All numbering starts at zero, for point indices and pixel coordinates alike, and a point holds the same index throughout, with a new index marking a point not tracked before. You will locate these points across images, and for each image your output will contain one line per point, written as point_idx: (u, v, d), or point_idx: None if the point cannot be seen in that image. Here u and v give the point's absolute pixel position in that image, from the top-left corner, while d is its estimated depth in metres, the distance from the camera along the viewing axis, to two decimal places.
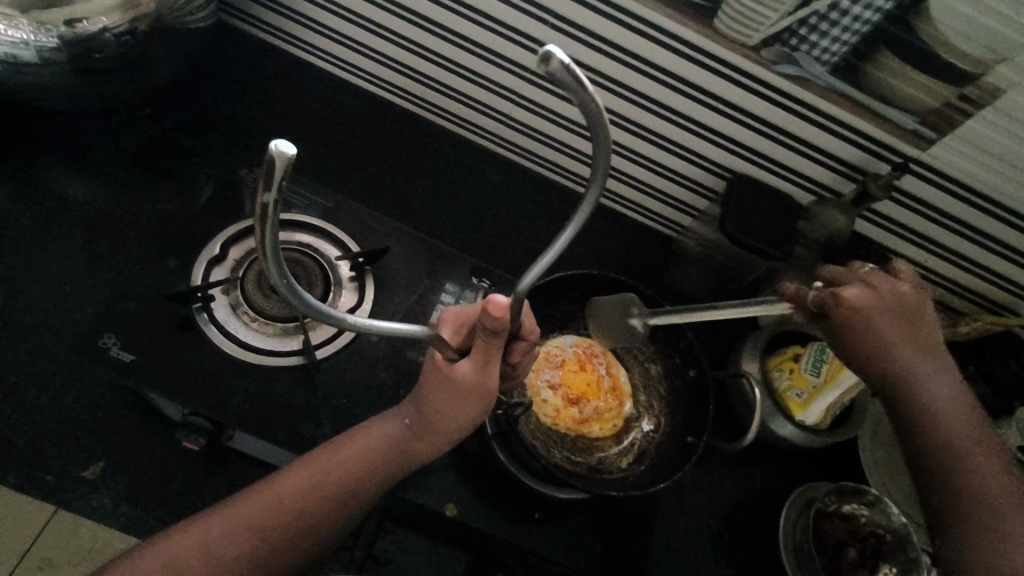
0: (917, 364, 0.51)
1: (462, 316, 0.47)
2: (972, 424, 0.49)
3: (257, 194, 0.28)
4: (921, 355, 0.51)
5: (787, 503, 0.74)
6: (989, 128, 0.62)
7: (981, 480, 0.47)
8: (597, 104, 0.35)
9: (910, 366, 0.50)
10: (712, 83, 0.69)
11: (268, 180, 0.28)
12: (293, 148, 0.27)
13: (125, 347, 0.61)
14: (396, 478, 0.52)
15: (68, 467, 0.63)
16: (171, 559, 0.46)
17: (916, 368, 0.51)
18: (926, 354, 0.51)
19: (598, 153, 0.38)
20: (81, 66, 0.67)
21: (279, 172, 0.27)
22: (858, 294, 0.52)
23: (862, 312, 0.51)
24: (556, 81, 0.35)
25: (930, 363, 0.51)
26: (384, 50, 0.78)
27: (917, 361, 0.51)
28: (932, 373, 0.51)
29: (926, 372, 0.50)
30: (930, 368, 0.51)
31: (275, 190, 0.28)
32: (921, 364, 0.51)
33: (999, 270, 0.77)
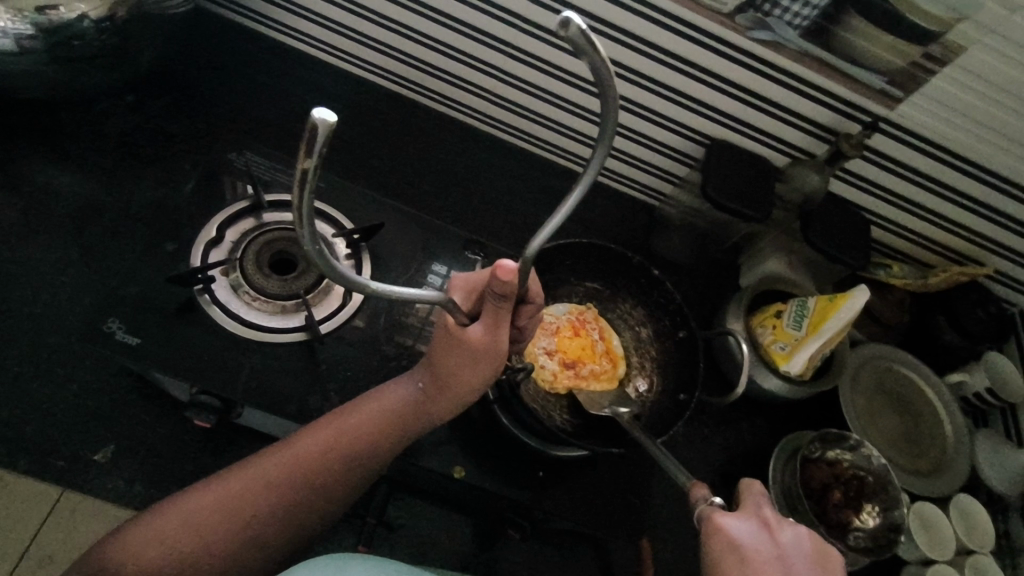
0: (727, 522, 0.46)
1: (471, 283, 0.50)
2: None
3: (298, 160, 0.30)
4: (773, 531, 0.47)
5: (776, 451, 0.77)
6: (953, 85, 0.65)
7: None
8: (609, 67, 0.37)
9: (735, 548, 0.45)
10: (690, 51, 0.71)
11: (309, 148, 0.29)
12: (332, 116, 0.29)
13: (130, 331, 0.61)
14: (407, 441, 0.54)
15: (79, 453, 0.66)
16: (186, 522, 0.47)
17: (741, 546, 0.45)
18: (782, 543, 0.46)
19: (608, 122, 0.40)
20: (59, 54, 0.66)
21: (320, 140, 0.29)
22: (723, 516, 0.47)
23: (716, 529, 0.46)
24: (571, 45, 0.36)
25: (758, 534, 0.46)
26: (366, 31, 0.78)
27: (745, 537, 0.46)
28: (763, 549, 0.45)
29: (757, 561, 0.44)
30: (779, 547, 0.46)
31: (316, 157, 0.30)
32: (741, 532, 0.46)
33: (964, 222, 0.81)
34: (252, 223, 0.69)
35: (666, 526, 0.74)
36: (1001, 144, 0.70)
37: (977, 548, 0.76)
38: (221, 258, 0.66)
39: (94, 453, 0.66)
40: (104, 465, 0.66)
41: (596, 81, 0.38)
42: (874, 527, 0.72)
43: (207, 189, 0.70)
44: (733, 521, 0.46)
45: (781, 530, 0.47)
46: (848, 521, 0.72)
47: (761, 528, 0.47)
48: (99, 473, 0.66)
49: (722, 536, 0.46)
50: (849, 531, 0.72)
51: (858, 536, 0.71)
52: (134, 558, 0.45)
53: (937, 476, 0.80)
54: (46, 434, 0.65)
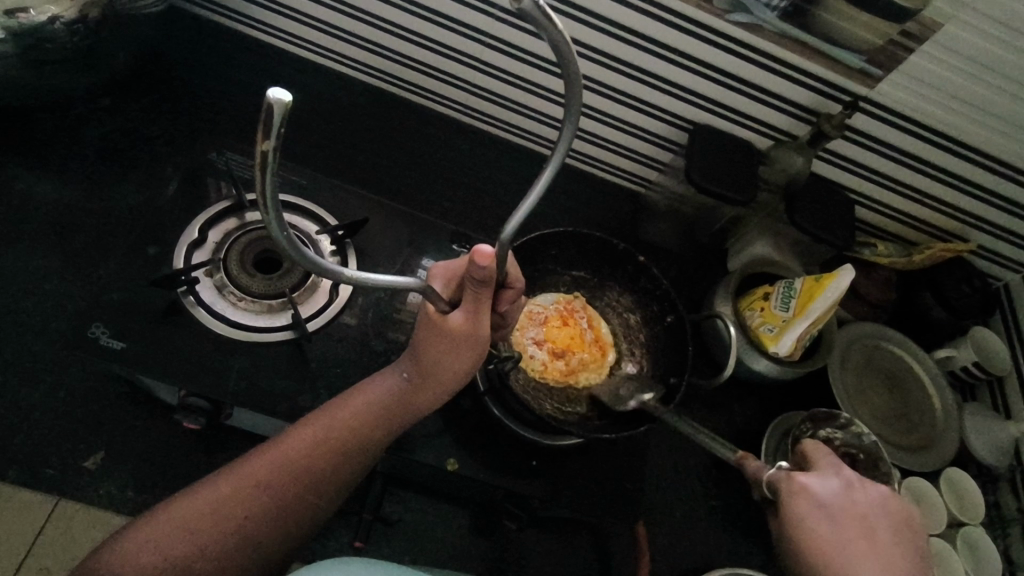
0: (811, 482, 0.51)
1: (451, 270, 0.50)
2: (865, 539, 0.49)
3: (256, 142, 0.29)
4: (857, 485, 0.52)
5: (768, 431, 0.79)
6: (931, 63, 0.66)
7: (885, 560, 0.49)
8: (567, 42, 0.36)
9: (819, 505, 0.50)
10: (669, 36, 0.71)
11: (266, 129, 0.29)
12: (287, 95, 0.28)
13: (115, 336, 0.60)
14: (397, 431, 0.54)
15: (67, 461, 0.65)
16: (176, 525, 0.46)
17: (826, 505, 0.50)
18: (866, 497, 0.52)
19: (572, 102, 0.40)
20: (31, 58, 0.65)
21: (277, 122, 0.29)
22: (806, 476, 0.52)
23: (799, 488, 0.51)
24: (524, 16, 0.36)
25: (841, 491, 0.51)
26: (345, 26, 0.77)
27: (827, 493, 0.51)
28: (848, 507, 0.51)
29: (840, 516, 0.50)
30: (864, 503, 0.51)
31: (274, 138, 0.29)
32: (825, 490, 0.51)
33: (945, 198, 0.82)
34: (235, 223, 0.69)
35: (663, 511, 0.75)
36: (979, 119, 0.71)
37: (969, 519, 0.77)
38: (205, 259, 0.65)
39: (84, 460, 0.65)
40: (94, 472, 0.65)
41: (559, 59, 0.38)
42: None
43: (188, 191, 0.69)
44: (817, 480, 0.51)
45: (864, 487, 0.52)
46: None
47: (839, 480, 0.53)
48: (90, 480, 0.65)
49: (806, 496, 0.51)
50: None
51: None
52: (123, 562, 0.44)
53: (929, 450, 0.81)
54: (34, 443, 0.65)
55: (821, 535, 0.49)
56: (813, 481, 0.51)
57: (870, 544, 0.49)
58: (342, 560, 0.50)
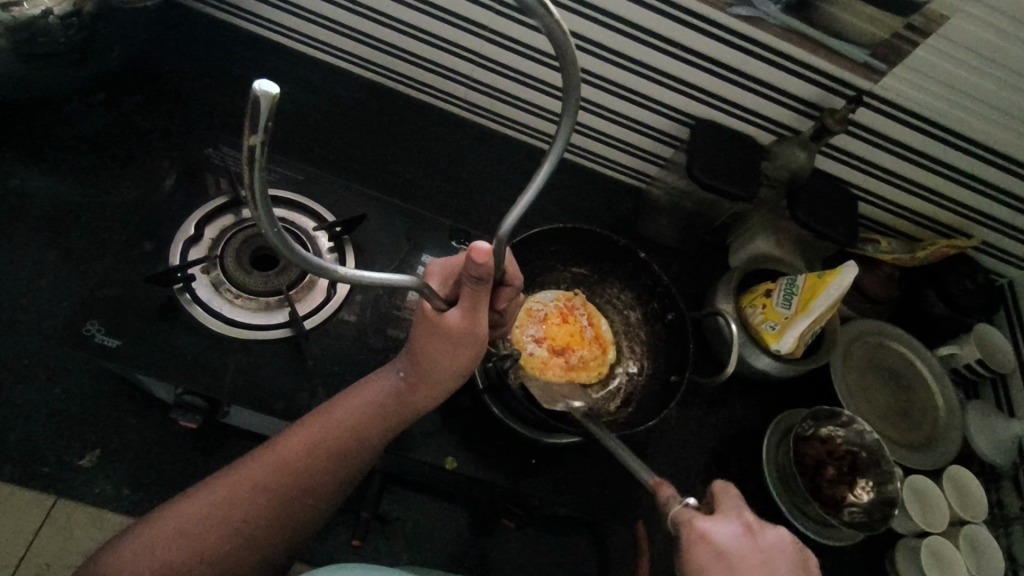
0: (711, 528, 0.47)
1: (448, 269, 0.50)
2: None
3: (244, 137, 0.29)
4: (753, 531, 0.48)
5: (768, 431, 0.77)
6: (936, 56, 0.65)
7: None
8: (565, 34, 0.36)
9: (716, 550, 0.46)
10: (670, 30, 0.70)
11: (253, 124, 0.28)
12: (275, 88, 0.28)
13: (110, 333, 0.60)
14: (396, 431, 0.53)
15: (63, 459, 0.64)
16: (177, 530, 0.46)
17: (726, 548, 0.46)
18: (765, 546, 0.48)
19: (569, 97, 0.39)
20: (24, 52, 0.64)
21: (264, 116, 0.28)
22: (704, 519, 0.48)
23: (699, 532, 0.47)
24: (522, 9, 0.35)
25: (743, 536, 0.48)
26: (342, 20, 0.77)
27: (728, 540, 0.47)
28: (751, 554, 0.47)
29: (743, 563, 0.46)
30: (762, 547, 0.47)
31: (261, 133, 0.28)
32: (727, 536, 0.47)
33: (950, 194, 0.81)
34: (231, 220, 0.68)
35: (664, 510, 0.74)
36: (984, 114, 0.70)
37: (969, 518, 0.77)
38: (201, 256, 0.65)
39: (80, 458, 0.65)
40: (90, 470, 0.65)
41: (557, 53, 0.37)
42: (868, 502, 0.73)
43: (184, 187, 0.69)
44: (715, 523, 0.48)
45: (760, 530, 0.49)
46: (842, 496, 0.73)
47: (744, 534, 0.48)
48: (86, 479, 0.65)
49: (705, 542, 0.47)
50: (843, 506, 0.73)
51: (852, 511, 0.72)
52: (121, 566, 0.44)
53: (930, 449, 0.81)
54: (29, 441, 0.64)
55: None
56: (714, 525, 0.47)
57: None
58: (347, 564, 0.50)
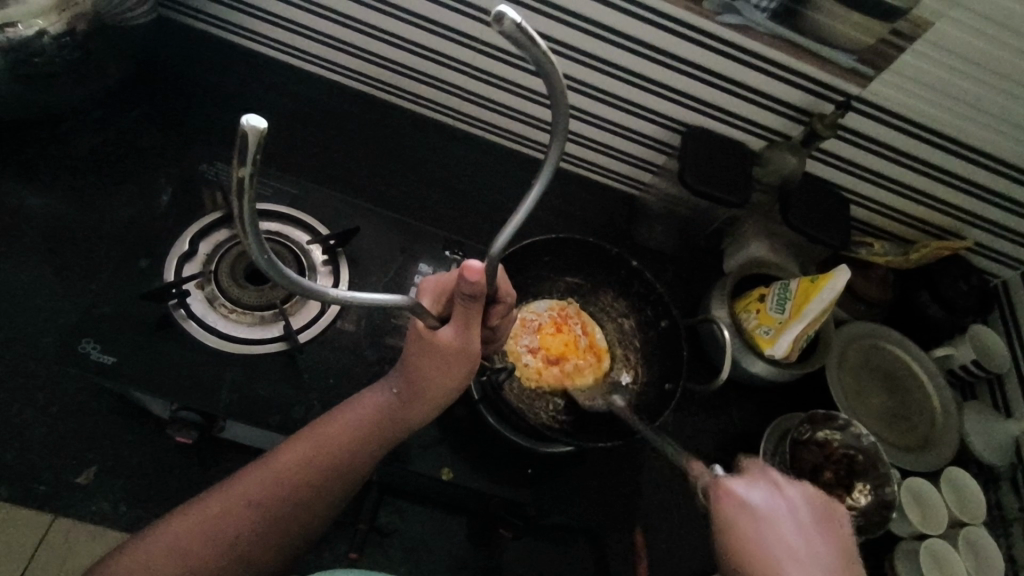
0: (735, 489, 0.47)
1: (440, 285, 0.51)
2: (791, 519, 0.46)
3: (232, 168, 0.29)
4: (783, 489, 0.48)
5: (766, 436, 0.78)
6: (923, 61, 0.65)
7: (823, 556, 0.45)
8: (550, 61, 0.37)
9: (744, 514, 0.46)
10: (659, 39, 0.71)
11: (242, 155, 0.29)
12: (263, 122, 0.28)
13: (105, 351, 0.60)
14: (387, 447, 0.54)
15: (61, 476, 0.65)
16: (169, 547, 0.46)
17: (758, 509, 0.46)
18: (792, 504, 0.47)
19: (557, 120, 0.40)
20: (18, 72, 0.65)
21: (251, 147, 0.28)
22: (733, 480, 0.48)
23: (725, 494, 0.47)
24: (507, 40, 0.35)
25: (774, 497, 0.47)
26: (333, 33, 0.77)
27: (759, 503, 0.46)
28: (783, 516, 0.46)
29: (770, 521, 0.45)
30: (791, 503, 0.47)
31: (249, 164, 0.29)
32: (761, 500, 0.47)
33: (941, 196, 0.81)
34: (226, 235, 0.69)
35: (662, 517, 0.74)
36: (973, 116, 0.70)
37: (969, 519, 0.77)
38: (195, 272, 0.65)
39: (76, 476, 0.65)
40: (87, 488, 0.65)
41: (543, 78, 0.38)
42: (866, 505, 0.72)
43: (180, 202, 0.69)
44: (745, 486, 0.47)
45: (787, 486, 0.48)
46: (841, 500, 0.73)
47: (774, 492, 0.47)
48: (82, 496, 0.65)
49: (732, 502, 0.46)
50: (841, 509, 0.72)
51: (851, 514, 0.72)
52: None
53: (928, 451, 0.81)
54: (25, 459, 0.64)
55: (751, 539, 0.45)
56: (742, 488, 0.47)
57: (798, 536, 0.45)
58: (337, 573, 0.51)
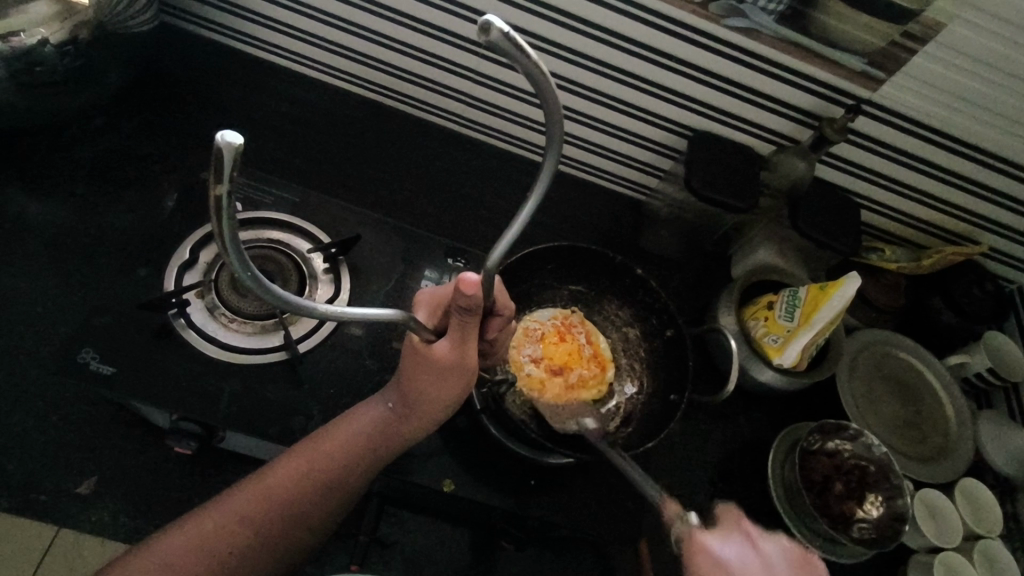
0: (709, 544, 0.46)
1: (435, 299, 0.51)
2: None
3: (210, 186, 0.29)
4: (759, 542, 0.46)
5: (775, 444, 0.76)
6: (935, 63, 0.64)
7: None
8: (543, 72, 0.36)
9: (715, 568, 0.45)
10: (663, 43, 0.70)
11: (218, 173, 0.28)
12: (239, 138, 0.28)
13: (105, 361, 0.60)
14: (385, 461, 0.53)
15: (61, 486, 0.64)
16: (161, 561, 0.45)
17: (732, 566, 0.45)
18: (768, 560, 0.45)
19: (553, 132, 0.39)
20: (20, 81, 0.64)
21: (228, 164, 0.28)
22: (708, 535, 0.46)
23: (699, 548, 0.46)
24: (497, 50, 0.35)
25: (749, 551, 0.46)
26: (334, 39, 0.77)
27: (732, 560, 0.45)
28: (758, 573, 0.45)
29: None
30: (767, 558, 0.45)
31: (226, 181, 0.28)
32: (734, 556, 0.45)
33: (954, 200, 0.80)
34: None
35: None
36: (987, 118, 0.68)
37: (985, 532, 0.75)
38: (196, 281, 0.65)
39: (77, 486, 0.65)
40: (88, 497, 0.64)
41: (536, 90, 0.37)
42: (878, 518, 0.71)
43: (181, 210, 0.69)
44: (719, 541, 0.46)
45: (763, 538, 0.47)
46: (851, 512, 0.71)
47: (749, 547, 0.46)
48: (79, 508, 0.64)
49: (703, 557, 0.45)
50: (852, 522, 0.71)
51: (862, 527, 0.70)
52: None
53: (941, 462, 0.79)
54: (24, 471, 0.64)
55: None
56: (715, 544, 0.45)
57: None
58: None
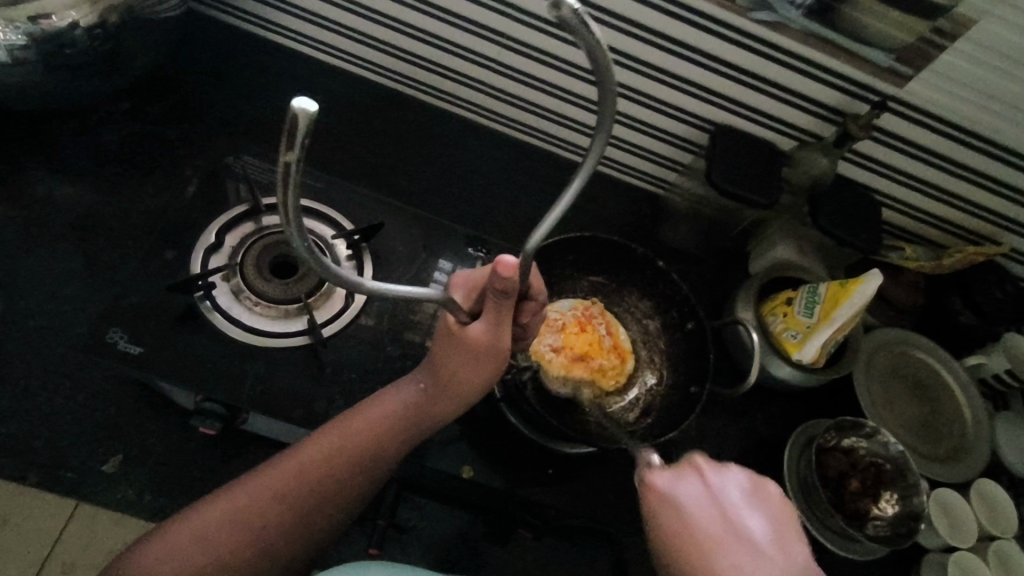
0: (662, 486, 0.43)
1: (473, 280, 0.49)
2: (717, 511, 0.42)
3: (280, 153, 0.30)
4: (713, 479, 0.43)
5: (789, 441, 0.75)
6: (964, 60, 0.63)
7: (756, 546, 0.41)
8: (604, 49, 0.37)
9: (671, 511, 0.42)
10: (691, 37, 0.70)
11: (291, 139, 0.29)
12: (313, 105, 0.28)
13: (133, 340, 0.61)
14: (414, 442, 0.53)
15: (87, 464, 0.69)
16: (196, 535, 0.47)
17: (682, 506, 0.42)
18: (720, 493, 0.42)
19: (605, 113, 0.41)
20: (52, 63, 0.65)
21: (301, 130, 0.29)
22: (660, 475, 0.44)
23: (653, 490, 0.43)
24: (565, 24, 0.36)
25: (702, 489, 0.43)
26: (360, 27, 0.77)
27: (683, 499, 0.42)
28: (710, 511, 0.42)
29: (697, 518, 0.41)
30: (719, 491, 0.42)
31: (298, 150, 0.29)
32: (687, 496, 0.42)
33: (978, 200, 0.79)
34: (251, 228, 0.69)
35: None
36: (1014, 117, 0.68)
37: (999, 533, 0.74)
38: (222, 264, 0.66)
39: (102, 464, 0.69)
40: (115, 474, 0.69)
41: (596, 68, 0.38)
42: (893, 516, 0.71)
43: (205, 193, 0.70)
44: (672, 481, 0.43)
45: (718, 474, 0.43)
46: (866, 509, 0.72)
47: (700, 484, 0.43)
48: (109, 484, 0.69)
49: (658, 502, 0.43)
50: (867, 519, 0.71)
51: (876, 525, 0.71)
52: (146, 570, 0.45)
53: (957, 461, 0.79)
54: (53, 447, 0.68)
55: (682, 538, 0.41)
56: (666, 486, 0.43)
57: (731, 527, 0.41)
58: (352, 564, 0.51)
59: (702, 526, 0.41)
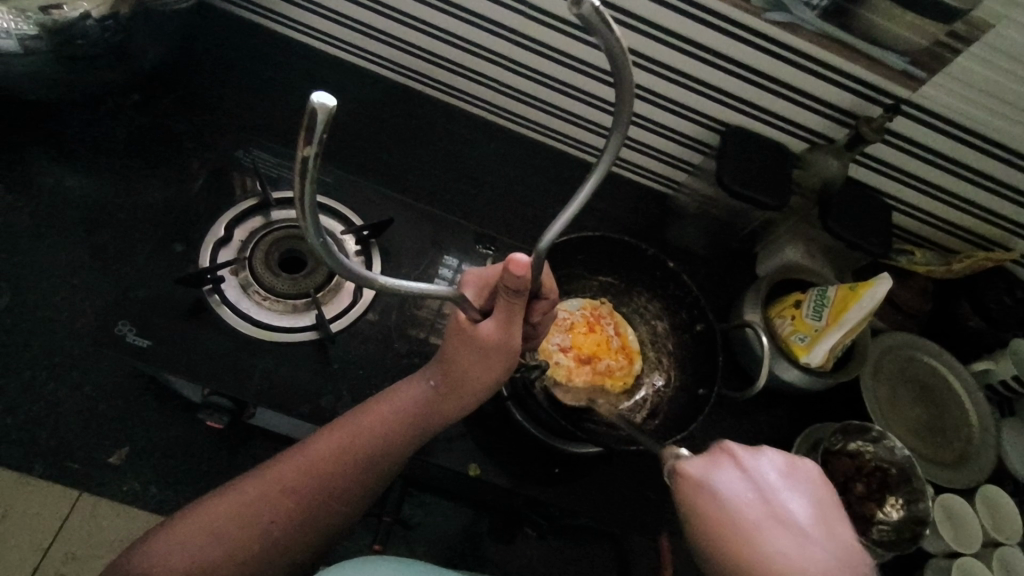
0: (696, 474, 0.38)
1: (483, 279, 0.50)
2: (760, 496, 0.37)
3: (297, 148, 0.29)
4: (747, 461, 0.38)
5: (795, 445, 0.76)
6: (979, 64, 0.63)
7: (811, 536, 0.35)
8: (623, 48, 0.37)
9: (709, 500, 0.37)
10: (704, 36, 0.69)
11: (309, 134, 0.29)
12: (332, 100, 0.28)
13: (141, 333, 0.61)
14: (423, 439, 0.53)
15: (93, 453, 0.68)
16: (205, 529, 0.46)
17: (721, 495, 0.37)
18: (761, 478, 0.37)
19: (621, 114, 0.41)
20: (63, 54, 0.65)
21: (318, 127, 0.28)
22: (691, 464, 0.39)
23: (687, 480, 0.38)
24: (585, 23, 0.36)
25: (740, 475, 0.37)
26: (371, 22, 0.77)
27: (722, 488, 0.37)
28: (749, 496, 0.37)
29: (740, 507, 0.36)
30: (761, 475, 0.37)
31: (315, 145, 0.29)
32: (724, 483, 0.37)
33: (989, 204, 0.79)
34: (261, 222, 0.69)
35: None
36: None
37: (1003, 539, 0.74)
38: (230, 258, 0.65)
39: (109, 455, 0.68)
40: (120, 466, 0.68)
41: (613, 68, 0.39)
42: (898, 521, 0.70)
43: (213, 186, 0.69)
44: (704, 468, 0.38)
45: (754, 457, 0.38)
46: (871, 514, 0.71)
47: (737, 469, 0.38)
48: (115, 475, 0.68)
49: (694, 490, 0.37)
50: (872, 524, 0.70)
51: (881, 529, 0.70)
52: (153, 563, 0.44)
53: (963, 467, 0.78)
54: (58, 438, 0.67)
55: (726, 530, 0.36)
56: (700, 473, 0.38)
57: (780, 519, 0.35)
58: (359, 560, 0.50)
59: (745, 516, 0.36)
